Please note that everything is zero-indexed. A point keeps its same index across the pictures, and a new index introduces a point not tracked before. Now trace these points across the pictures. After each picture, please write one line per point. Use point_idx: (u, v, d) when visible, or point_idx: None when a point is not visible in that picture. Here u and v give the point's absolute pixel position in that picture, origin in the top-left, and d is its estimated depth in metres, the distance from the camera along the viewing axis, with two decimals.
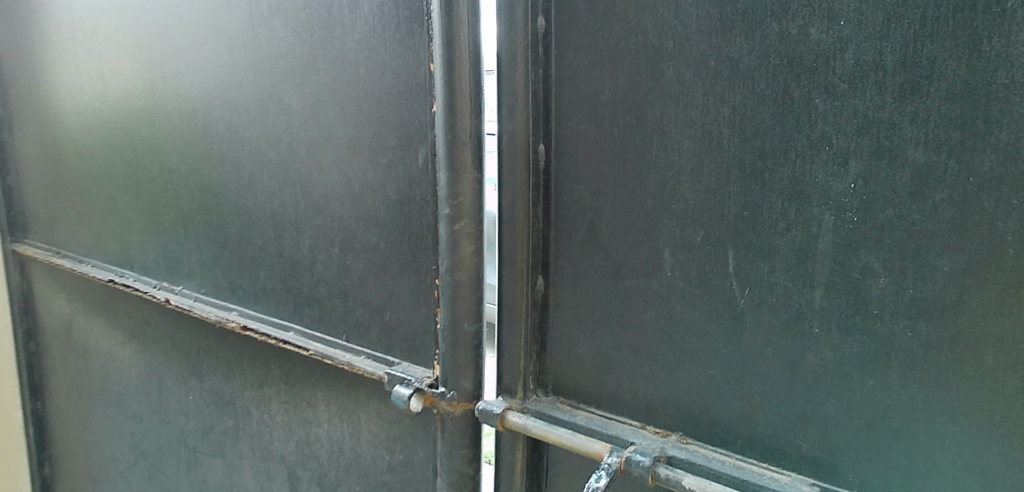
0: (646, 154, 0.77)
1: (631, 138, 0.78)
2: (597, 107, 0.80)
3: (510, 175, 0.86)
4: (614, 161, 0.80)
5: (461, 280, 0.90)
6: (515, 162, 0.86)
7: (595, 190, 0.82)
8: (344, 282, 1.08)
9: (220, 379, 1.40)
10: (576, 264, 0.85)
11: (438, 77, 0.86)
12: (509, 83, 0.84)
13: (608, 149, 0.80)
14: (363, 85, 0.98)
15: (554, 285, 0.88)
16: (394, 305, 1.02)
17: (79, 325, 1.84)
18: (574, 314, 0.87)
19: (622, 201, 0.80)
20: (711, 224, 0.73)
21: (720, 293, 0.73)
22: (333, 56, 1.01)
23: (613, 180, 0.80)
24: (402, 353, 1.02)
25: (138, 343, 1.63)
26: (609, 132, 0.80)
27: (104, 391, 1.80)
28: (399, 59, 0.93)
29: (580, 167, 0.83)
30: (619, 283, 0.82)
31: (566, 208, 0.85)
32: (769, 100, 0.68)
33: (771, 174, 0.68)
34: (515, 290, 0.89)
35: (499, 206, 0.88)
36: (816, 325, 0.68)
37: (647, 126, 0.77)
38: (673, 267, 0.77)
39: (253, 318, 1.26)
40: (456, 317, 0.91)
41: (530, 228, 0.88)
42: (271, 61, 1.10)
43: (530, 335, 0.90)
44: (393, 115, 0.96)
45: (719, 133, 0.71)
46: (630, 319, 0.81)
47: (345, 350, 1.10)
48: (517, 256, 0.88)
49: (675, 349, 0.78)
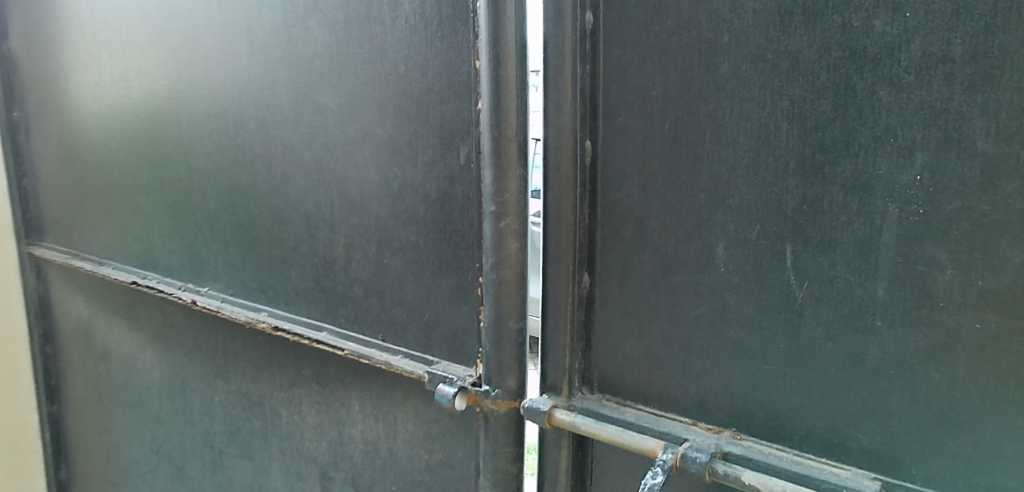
0: (698, 149, 0.77)
1: (684, 133, 0.77)
2: (647, 103, 0.80)
3: (556, 172, 0.86)
4: (665, 156, 0.79)
5: (506, 277, 0.89)
6: (561, 159, 0.85)
7: (644, 185, 0.82)
8: (381, 281, 1.08)
9: (248, 380, 1.39)
10: (624, 260, 0.85)
11: (484, 73, 0.86)
12: (556, 80, 0.84)
13: (658, 144, 0.80)
14: (402, 83, 0.98)
15: (600, 282, 0.88)
16: (433, 304, 1.02)
17: (99, 327, 1.83)
18: (620, 311, 0.86)
19: (672, 196, 0.79)
20: (768, 218, 0.73)
21: (778, 287, 0.73)
22: (372, 54, 1.01)
23: (664, 175, 0.80)
24: (442, 352, 1.02)
25: (161, 345, 1.63)
26: (659, 127, 0.79)
27: (124, 394, 1.79)
28: (440, 57, 0.93)
29: (629, 162, 0.82)
30: (670, 280, 0.81)
31: (612, 204, 0.85)
32: (830, 93, 0.67)
33: (833, 166, 0.68)
34: (561, 288, 0.88)
35: (545, 202, 0.88)
36: (879, 318, 0.67)
37: (701, 121, 0.76)
38: (727, 262, 0.76)
39: (284, 318, 1.26)
40: (500, 315, 0.90)
41: (576, 225, 0.87)
42: (306, 60, 1.10)
43: (575, 333, 0.90)
44: (434, 112, 0.95)
45: (777, 126, 0.71)
46: (680, 315, 0.81)
47: (381, 349, 1.09)
48: (563, 253, 0.87)
49: (728, 344, 0.78)
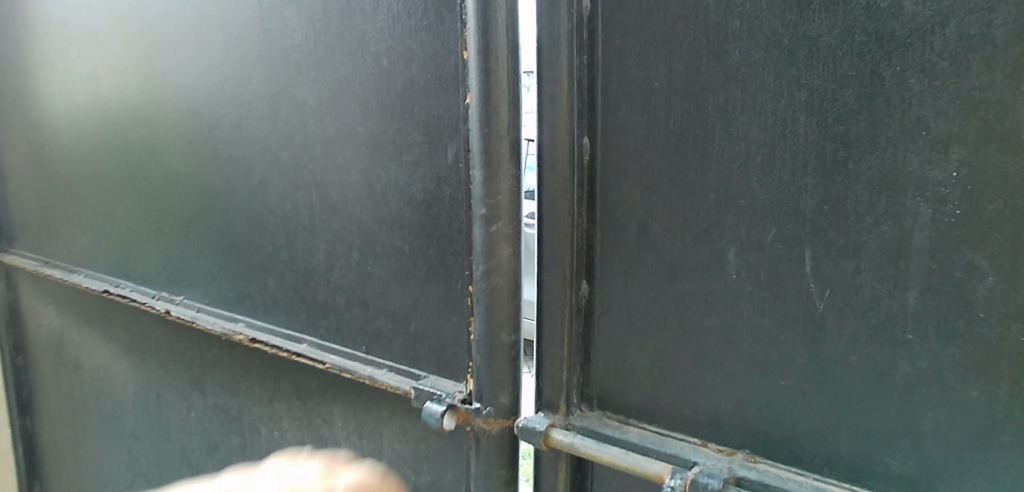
0: (707, 145, 0.70)
1: (690, 128, 0.71)
2: (649, 95, 0.73)
3: (551, 171, 0.79)
4: (669, 153, 0.73)
5: (498, 286, 0.82)
6: (557, 156, 0.79)
7: (646, 185, 0.75)
8: (365, 290, 1.00)
9: (225, 394, 1.31)
10: (625, 267, 0.78)
11: (473, 65, 0.79)
12: (550, 71, 0.77)
13: (662, 141, 0.73)
14: (385, 77, 0.91)
15: (599, 290, 0.81)
16: (420, 314, 0.95)
17: (71, 337, 1.74)
18: (622, 321, 0.80)
19: (678, 196, 0.73)
20: (784, 220, 0.66)
21: (797, 296, 0.67)
22: (352, 46, 0.94)
23: (669, 174, 0.73)
24: (430, 365, 0.95)
25: (135, 356, 1.55)
26: (663, 121, 0.73)
27: (98, 408, 1.71)
28: (425, 48, 0.86)
29: (630, 160, 0.76)
30: (677, 288, 0.74)
31: (612, 206, 0.78)
32: (854, 82, 0.61)
33: (857, 163, 0.62)
34: (558, 297, 0.81)
35: (540, 204, 0.81)
36: (910, 330, 0.61)
37: (710, 114, 0.70)
38: (739, 268, 0.70)
39: (261, 329, 1.18)
40: (492, 326, 0.83)
41: (573, 229, 0.80)
42: (283, 54, 1.03)
43: (573, 346, 0.83)
44: (419, 108, 0.89)
45: (795, 119, 0.65)
46: (688, 326, 0.74)
47: (364, 362, 1.02)
48: (559, 259, 0.81)
49: (741, 358, 0.71)
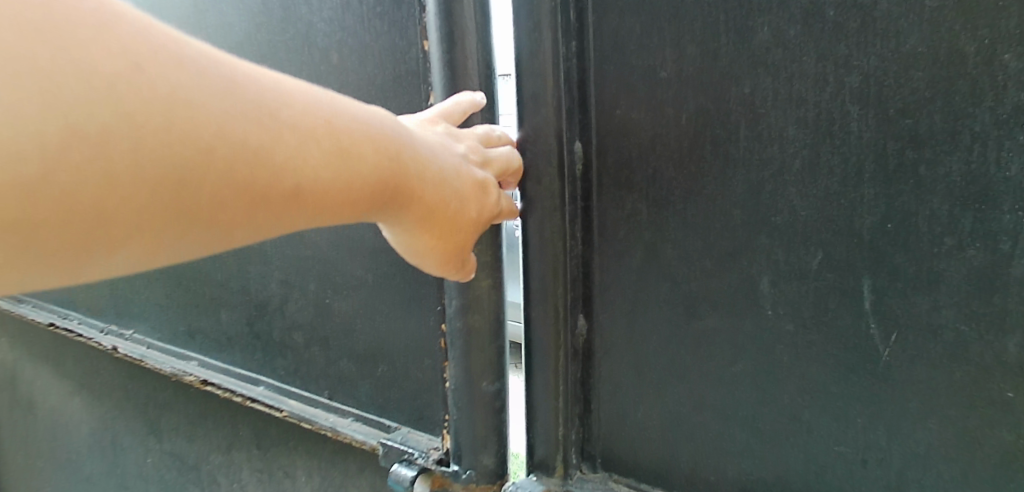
0: (730, 148, 0.56)
1: (708, 128, 0.56)
2: (655, 87, 0.58)
3: (537, 185, 0.65)
4: (682, 160, 0.58)
5: (475, 326, 0.67)
6: (542, 166, 0.64)
7: (654, 199, 0.60)
8: (324, 326, 0.86)
9: (181, 439, 1.17)
10: (630, 300, 0.63)
11: (434, 57, 0.64)
12: (530, 63, 0.63)
13: (673, 143, 0.58)
14: (337, 76, 0.76)
15: (599, 328, 0.66)
16: (388, 355, 0.80)
17: (22, 373, 1.59)
18: (628, 366, 0.65)
19: (695, 211, 0.58)
20: (833, 241, 0.52)
21: (854, 338, 0.53)
22: (297, 41, 0.79)
23: (682, 185, 0.58)
24: (403, 415, 0.80)
25: (87, 395, 1.39)
26: (673, 121, 0.58)
27: (53, 450, 1.56)
28: (381, 40, 0.71)
29: (632, 169, 0.61)
30: (697, 326, 0.60)
31: (613, 225, 0.63)
32: (925, 61, 0.47)
33: (931, 166, 0.48)
34: (550, 337, 0.67)
35: (523, 225, 0.66)
36: (1009, 385, 0.47)
37: (733, 110, 0.55)
38: (775, 302, 0.56)
39: (215, 369, 1.02)
40: (470, 375, 0.68)
41: (565, 254, 0.65)
42: (221, 53, 0.88)
43: (570, 395, 0.68)
44: (377, 112, 0.74)
45: (845, 112, 0.50)
46: (712, 372, 0.60)
47: (327, 410, 0.87)
48: (550, 292, 0.66)
49: (782, 413, 0.57)
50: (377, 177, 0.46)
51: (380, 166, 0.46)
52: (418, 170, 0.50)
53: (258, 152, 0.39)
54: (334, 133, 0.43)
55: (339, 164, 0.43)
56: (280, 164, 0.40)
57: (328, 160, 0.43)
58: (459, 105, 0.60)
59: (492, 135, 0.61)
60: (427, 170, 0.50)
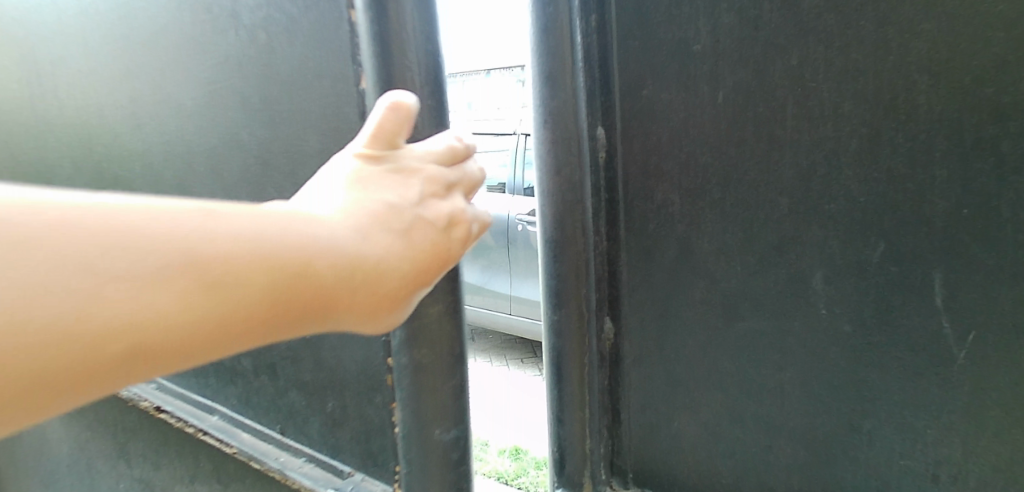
0: (776, 128, 0.50)
1: (748, 107, 0.50)
2: (684, 62, 0.52)
3: (554, 177, 0.58)
4: (720, 144, 0.52)
5: (424, 363, 0.59)
6: (561, 156, 0.57)
7: (687, 188, 0.54)
8: (271, 355, 0.83)
9: (148, 465, 1.10)
10: (663, 300, 0.58)
11: (362, 28, 0.54)
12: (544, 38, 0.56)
13: (708, 125, 0.52)
14: (269, 59, 0.70)
15: (627, 331, 0.60)
16: (338, 390, 0.74)
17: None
18: (661, 373, 0.59)
19: (735, 201, 0.52)
20: (899, 231, 0.46)
21: (923, 341, 0.47)
22: (232, 22, 0.73)
23: (722, 172, 0.52)
24: (354, 459, 0.75)
25: (61, 417, 1.34)
26: (708, 99, 0.52)
27: (35, 472, 1.50)
28: (307, 14, 0.64)
29: (662, 155, 0.55)
30: (740, 329, 0.54)
31: (641, 219, 0.57)
32: (1007, 21, 0.41)
33: (1015, 141, 0.42)
34: (573, 347, 0.61)
35: (541, 221, 0.61)
36: None
37: (775, 84, 0.49)
38: (830, 301, 0.50)
39: (176, 398, 1.01)
40: (420, 420, 0.60)
41: (588, 251, 0.60)
42: (165, 40, 0.83)
43: (597, 406, 0.62)
44: (316, 109, 0.66)
45: (910, 83, 0.44)
46: (755, 378, 0.54)
47: (278, 448, 0.83)
48: (573, 296, 0.60)
49: (836, 423, 0.51)
50: (294, 293, 0.37)
51: (268, 288, 0.36)
52: (356, 262, 0.39)
53: (123, 330, 0.32)
54: (188, 269, 0.34)
55: (202, 303, 0.34)
56: (156, 330, 0.33)
57: (180, 304, 0.33)
58: (404, 119, 0.44)
59: (450, 149, 0.47)
60: (371, 255, 0.40)
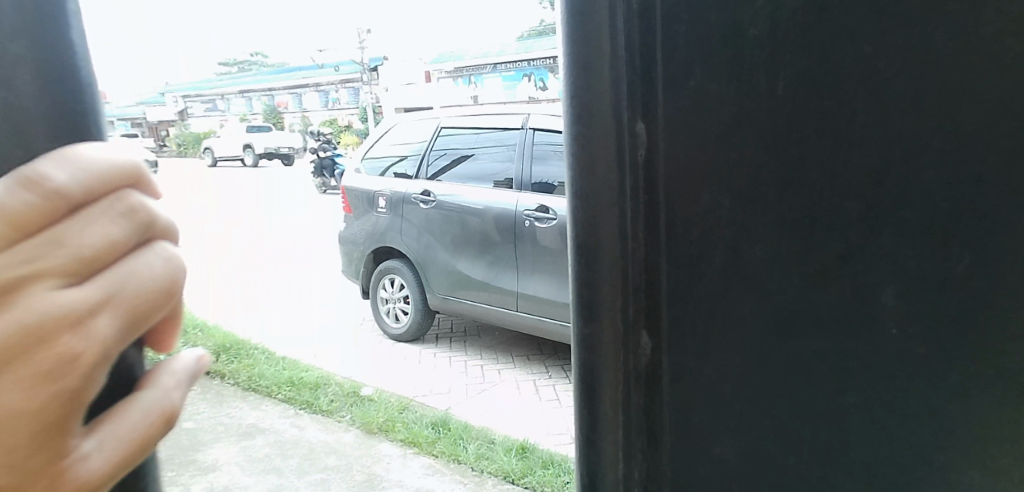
0: (845, 123, 0.45)
1: (813, 98, 0.46)
2: (740, 47, 0.47)
3: (588, 175, 0.52)
4: (781, 141, 0.47)
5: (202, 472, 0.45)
6: (598, 154, 0.51)
7: (739, 189, 0.49)
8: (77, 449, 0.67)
9: None
10: (708, 313, 0.52)
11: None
12: (577, 20, 0.50)
13: (766, 120, 0.47)
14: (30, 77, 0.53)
15: (668, 348, 0.54)
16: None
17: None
18: (704, 393, 0.53)
19: (793, 204, 0.48)
20: (985, 240, 0.43)
21: (1006, 358, 0.44)
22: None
23: (780, 171, 0.48)
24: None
25: None
26: (767, 90, 0.47)
27: None
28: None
29: (711, 152, 0.49)
30: (797, 345, 0.49)
31: (683, 225, 0.51)
32: None
33: None
34: (608, 366, 0.55)
35: (571, 225, 0.54)
36: None
37: (848, 73, 0.44)
38: (900, 316, 0.46)
39: None
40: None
41: (625, 259, 0.53)
42: None
43: (631, 429, 0.56)
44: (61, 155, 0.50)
45: (1004, 82, 0.41)
46: (811, 400, 0.49)
47: None
48: (605, 313, 0.54)
49: (899, 447, 0.48)
50: None
51: None
52: None
53: None
54: None
55: None
56: None
57: None
58: None
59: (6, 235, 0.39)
60: None
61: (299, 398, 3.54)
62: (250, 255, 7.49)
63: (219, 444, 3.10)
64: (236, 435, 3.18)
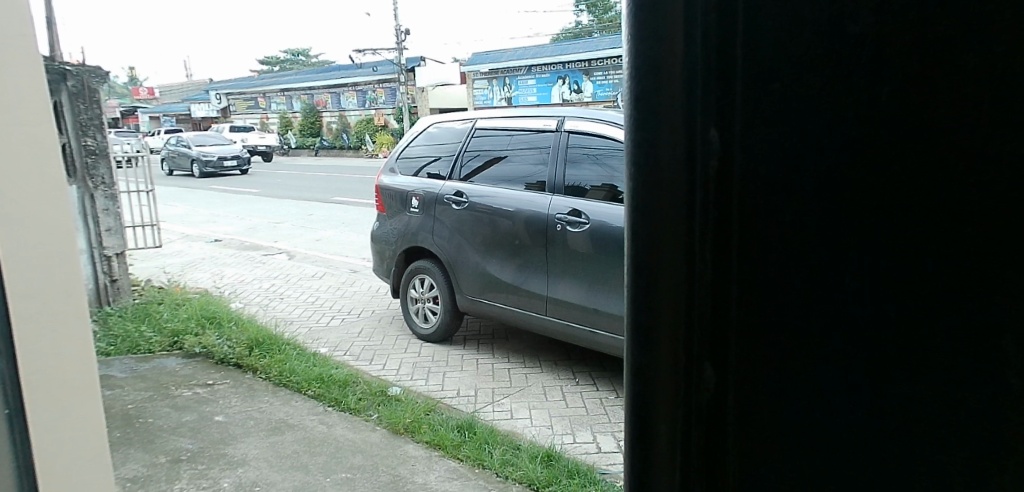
0: (959, 142, 0.40)
1: (914, 110, 0.42)
2: (838, 53, 0.44)
3: (651, 186, 0.50)
4: (879, 159, 0.43)
5: None
6: (664, 175, 0.49)
7: (823, 203, 0.46)
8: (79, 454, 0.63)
9: None
10: (780, 333, 0.50)
11: None
12: (646, 31, 0.47)
13: (855, 130, 0.44)
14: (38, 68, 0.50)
15: (733, 367, 0.52)
16: None
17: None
18: (771, 416, 0.51)
19: (882, 224, 0.44)
20: None
21: None
22: None
23: (870, 191, 0.44)
24: None
25: None
26: (866, 102, 0.43)
27: None
28: None
29: (791, 164, 0.47)
30: (888, 383, 0.45)
31: (758, 240, 0.49)
32: None
33: None
34: (664, 396, 0.53)
35: (629, 238, 0.52)
36: None
37: (961, 83, 0.40)
38: (999, 351, 0.41)
39: None
40: None
41: (688, 274, 0.51)
42: None
43: (690, 453, 0.53)
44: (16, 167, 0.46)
45: None
46: (902, 444, 0.46)
47: None
48: (662, 336, 0.52)
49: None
50: None
51: None
52: None
53: None
54: None
55: None
56: None
57: None
58: None
59: None
60: None
61: (328, 394, 3.54)
62: (285, 250, 7.57)
63: (248, 438, 3.10)
64: (265, 430, 3.18)
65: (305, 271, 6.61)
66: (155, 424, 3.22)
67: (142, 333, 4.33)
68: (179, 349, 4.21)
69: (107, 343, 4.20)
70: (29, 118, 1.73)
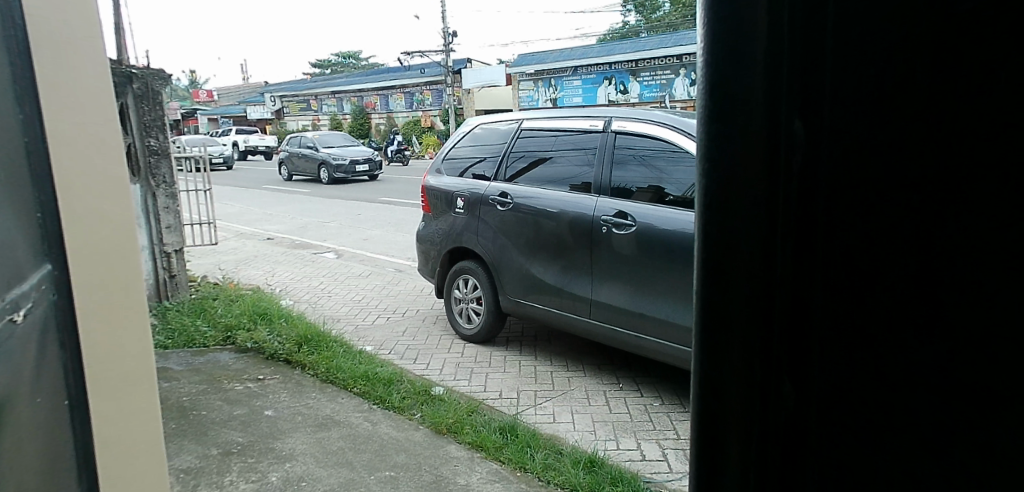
0: (989, 141, 0.45)
1: (949, 101, 0.46)
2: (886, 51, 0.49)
3: (722, 164, 0.57)
4: (911, 161, 0.48)
5: None
6: (731, 159, 0.56)
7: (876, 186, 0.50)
8: None
9: None
10: (836, 307, 0.53)
11: None
12: (723, 34, 0.55)
13: (906, 120, 0.48)
14: None
15: (791, 334, 0.56)
16: None
17: (72, 372, 1.52)
18: (824, 383, 0.55)
19: (923, 206, 0.48)
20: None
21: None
22: None
23: (913, 176, 0.48)
24: None
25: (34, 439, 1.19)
26: (911, 99, 0.48)
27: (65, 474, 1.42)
28: None
29: (852, 147, 0.51)
30: (924, 352, 0.50)
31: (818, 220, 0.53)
32: None
33: None
34: (733, 359, 0.61)
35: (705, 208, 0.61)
36: None
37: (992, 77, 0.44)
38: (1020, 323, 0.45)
39: None
40: None
41: (752, 245, 0.57)
42: None
43: (749, 405, 0.60)
44: None
45: None
46: (935, 423, 0.50)
47: None
48: (729, 297, 0.59)
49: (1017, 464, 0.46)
50: None
51: None
52: None
53: None
54: None
55: None
56: None
57: None
58: None
59: None
60: None
61: (373, 392, 3.57)
62: (332, 250, 7.69)
63: (295, 433, 3.15)
64: (311, 426, 3.23)
65: (351, 270, 6.70)
66: (208, 417, 3.31)
67: (198, 328, 4.46)
68: (232, 344, 4.32)
69: (165, 337, 4.34)
70: (98, 121, 1.80)
